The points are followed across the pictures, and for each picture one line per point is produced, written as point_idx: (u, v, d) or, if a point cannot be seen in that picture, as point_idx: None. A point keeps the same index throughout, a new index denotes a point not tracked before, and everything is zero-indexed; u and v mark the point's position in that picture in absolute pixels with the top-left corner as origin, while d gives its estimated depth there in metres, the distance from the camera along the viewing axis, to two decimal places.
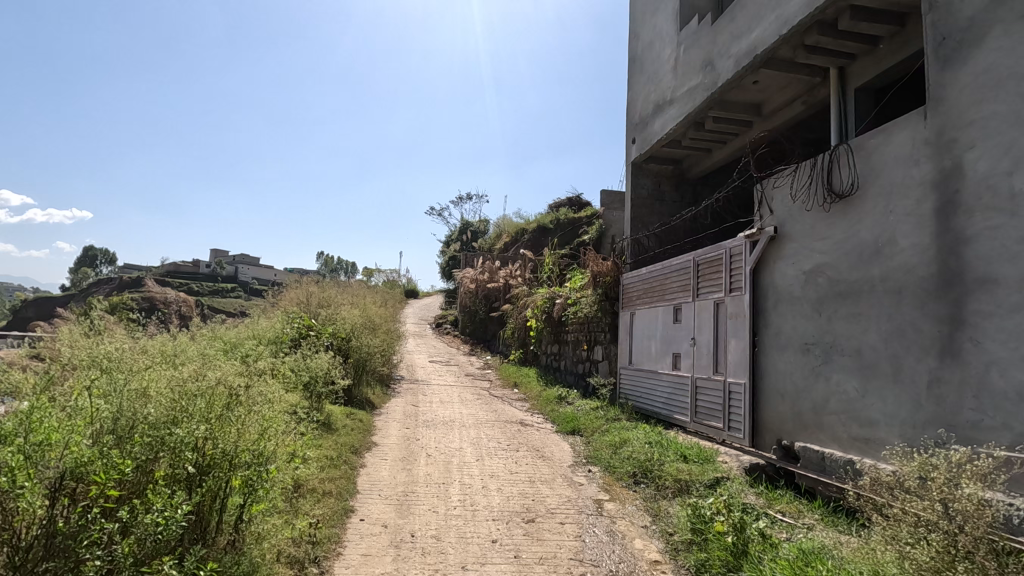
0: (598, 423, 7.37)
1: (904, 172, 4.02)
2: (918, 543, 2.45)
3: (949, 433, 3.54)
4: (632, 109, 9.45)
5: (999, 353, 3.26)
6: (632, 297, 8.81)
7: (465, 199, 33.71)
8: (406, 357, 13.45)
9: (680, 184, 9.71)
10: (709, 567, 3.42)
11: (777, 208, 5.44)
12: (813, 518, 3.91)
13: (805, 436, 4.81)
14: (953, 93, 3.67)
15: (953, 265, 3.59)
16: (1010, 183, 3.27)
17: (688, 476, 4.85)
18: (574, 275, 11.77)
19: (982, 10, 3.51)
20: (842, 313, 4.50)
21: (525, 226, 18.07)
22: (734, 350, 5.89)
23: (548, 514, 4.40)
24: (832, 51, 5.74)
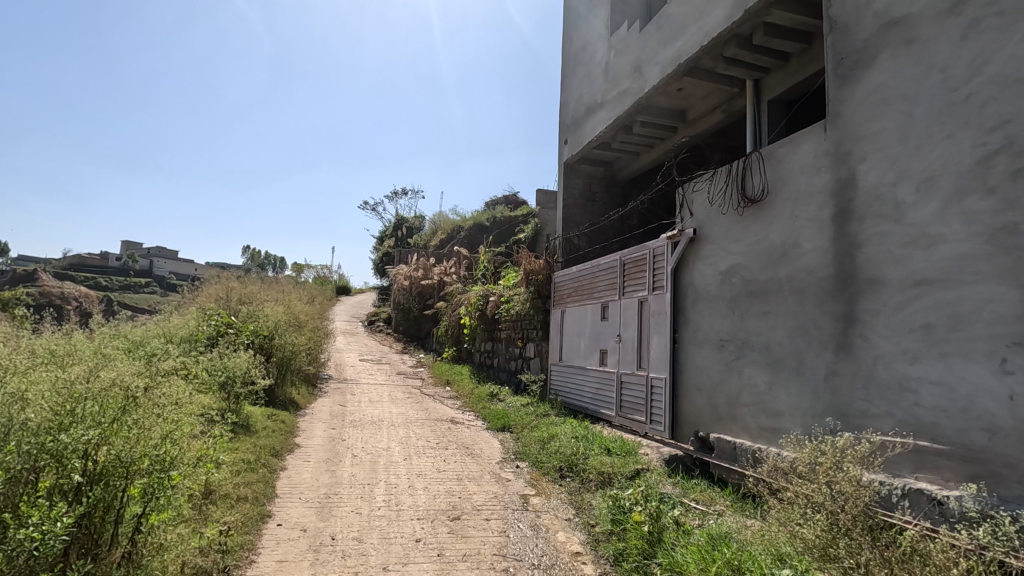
0: (528, 419, 7.46)
1: (808, 180, 4.33)
2: (807, 522, 2.65)
3: (842, 421, 3.85)
4: (565, 110, 9.61)
5: (885, 347, 3.58)
6: (562, 295, 8.98)
7: (402, 194, 33.18)
8: (335, 356, 13.04)
9: (610, 186, 9.99)
10: (626, 556, 3.54)
11: (697, 211, 5.71)
12: (723, 504, 4.14)
13: (719, 428, 5.08)
14: (850, 108, 3.99)
15: (848, 267, 3.90)
16: (895, 193, 3.60)
17: (611, 468, 5.02)
18: (508, 273, 11.85)
19: (873, 34, 3.83)
20: (753, 311, 4.79)
21: (461, 224, 17.98)
22: (657, 346, 6.13)
23: (474, 511, 4.40)
24: (749, 65, 6.09)
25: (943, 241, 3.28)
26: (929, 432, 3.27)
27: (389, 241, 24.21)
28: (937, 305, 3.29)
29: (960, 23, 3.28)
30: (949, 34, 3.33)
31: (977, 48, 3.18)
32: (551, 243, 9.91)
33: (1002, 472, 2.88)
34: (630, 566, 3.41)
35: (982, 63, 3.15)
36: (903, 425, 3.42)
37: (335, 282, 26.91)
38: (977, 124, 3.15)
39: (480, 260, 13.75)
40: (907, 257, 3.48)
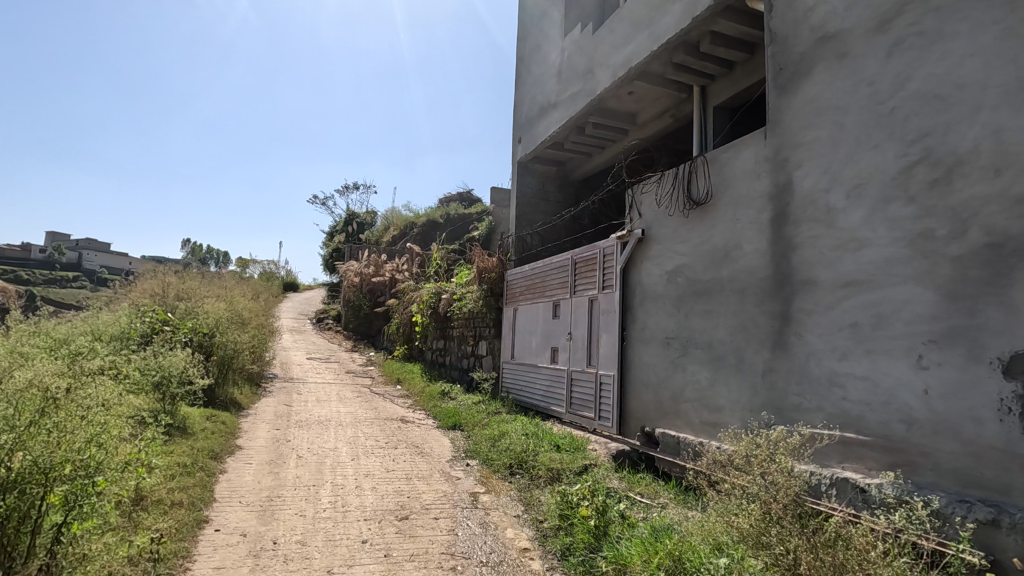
0: (479, 417, 7.46)
1: (748, 184, 4.52)
2: (742, 511, 2.78)
3: (778, 415, 4.04)
4: (519, 109, 9.65)
5: (817, 345, 3.78)
6: (515, 293, 9.01)
7: (353, 188, 32.46)
8: (281, 354, 12.63)
9: (563, 186, 10.10)
10: (573, 550, 3.59)
11: (645, 212, 5.85)
12: (667, 497, 4.28)
13: (664, 423, 5.23)
14: (787, 117, 4.18)
15: (784, 269, 4.10)
16: (827, 199, 3.80)
17: (559, 465, 5.09)
18: (461, 271, 11.79)
19: (810, 47, 4.04)
20: (697, 309, 4.96)
21: (414, 220, 17.75)
22: (606, 344, 6.25)
23: (422, 511, 4.36)
24: (696, 71, 6.28)
25: (870, 244, 3.49)
26: (854, 424, 3.48)
27: (339, 236, 23.61)
28: (863, 305, 3.50)
29: (886, 41, 3.49)
30: (877, 50, 3.55)
31: (901, 65, 3.39)
32: (504, 241, 9.93)
33: (918, 461, 3.10)
34: (576, 560, 3.47)
35: (905, 78, 3.37)
36: (832, 418, 3.62)
37: (282, 278, 26.03)
38: (900, 136, 3.37)
39: (432, 257, 13.62)
40: (838, 260, 3.68)
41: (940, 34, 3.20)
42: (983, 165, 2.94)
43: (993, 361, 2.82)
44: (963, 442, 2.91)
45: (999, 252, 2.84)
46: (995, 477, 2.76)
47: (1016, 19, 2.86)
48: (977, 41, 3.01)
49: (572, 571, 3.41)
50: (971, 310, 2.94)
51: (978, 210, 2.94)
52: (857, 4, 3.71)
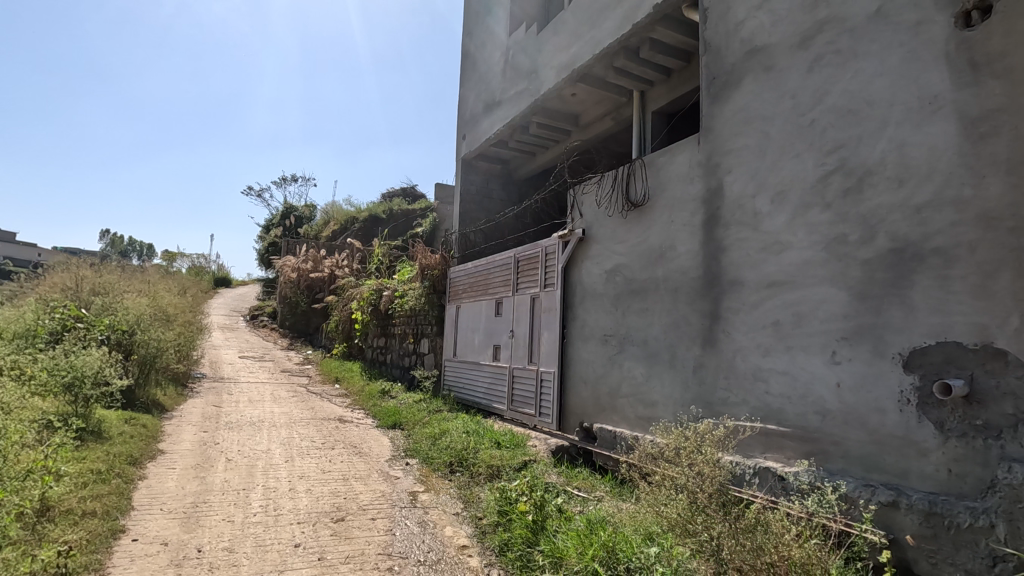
0: (420, 415, 7.38)
1: (683, 188, 4.70)
2: (670, 502, 2.90)
3: (707, 408, 4.23)
4: (463, 105, 9.60)
5: (743, 342, 3.99)
6: (457, 291, 8.98)
7: (291, 180, 31.27)
8: (210, 353, 12.00)
9: (507, 184, 10.15)
10: (511, 545, 3.62)
11: (586, 212, 5.97)
12: (602, 490, 4.40)
13: (602, 418, 5.37)
14: (719, 124, 4.38)
15: (714, 269, 4.29)
16: (754, 204, 4.01)
17: (500, 461, 5.13)
18: (403, 268, 11.61)
19: (740, 59, 4.24)
20: (634, 308, 5.11)
21: (355, 215, 17.29)
22: (547, 341, 6.34)
23: (359, 512, 4.27)
24: (636, 77, 6.47)
25: (791, 248, 3.72)
26: (775, 416, 3.70)
27: (275, 229, 22.66)
28: (784, 304, 3.72)
29: (808, 57, 3.72)
30: (799, 65, 3.78)
31: (820, 80, 3.63)
32: (447, 238, 9.86)
33: (830, 449, 3.34)
34: (514, 555, 3.50)
35: (823, 93, 3.60)
36: (756, 411, 3.83)
37: (212, 274, 24.71)
38: (818, 146, 3.60)
39: (374, 253, 13.33)
40: (762, 262, 3.90)
41: (854, 53, 3.44)
42: (889, 176, 3.19)
43: (896, 356, 3.08)
44: (869, 431, 3.16)
45: (901, 256, 3.09)
46: (896, 462, 3.02)
47: (918, 43, 3.13)
48: (885, 61, 3.27)
49: (509, 567, 3.44)
50: (878, 310, 3.19)
51: (885, 217, 3.20)
52: (782, 20, 3.93)
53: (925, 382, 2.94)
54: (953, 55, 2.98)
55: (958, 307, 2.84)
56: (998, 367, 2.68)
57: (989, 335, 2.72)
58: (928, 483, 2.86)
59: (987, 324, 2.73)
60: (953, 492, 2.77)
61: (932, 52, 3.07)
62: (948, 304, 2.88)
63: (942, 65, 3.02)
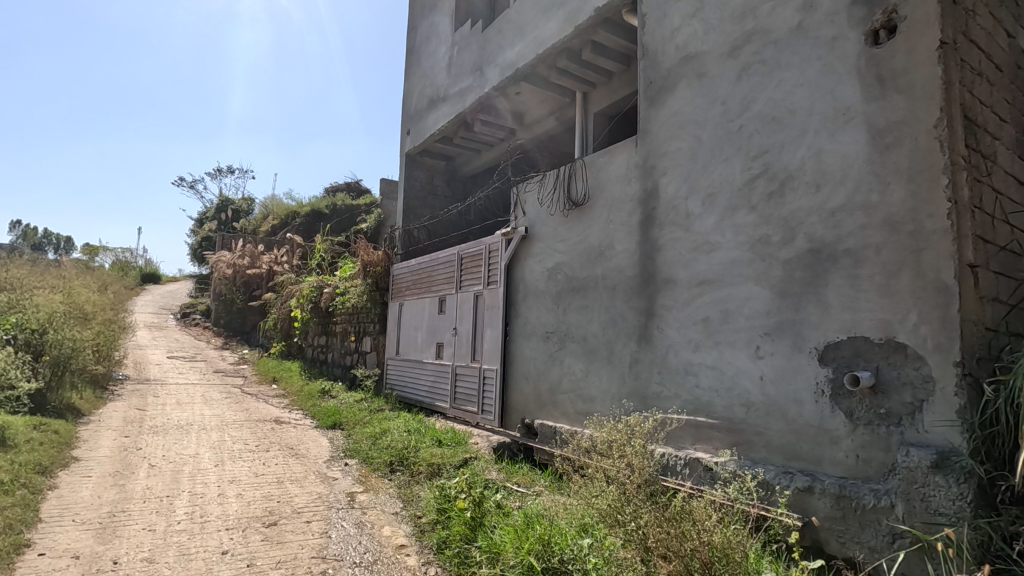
0: (361, 415, 7.23)
1: (621, 188, 4.82)
2: (603, 495, 2.98)
3: (641, 403, 4.37)
4: (407, 100, 9.47)
5: (675, 338, 4.15)
6: (401, 288, 8.85)
7: (225, 171, 29.94)
8: (134, 353, 11.29)
9: (452, 181, 10.11)
10: (448, 543, 3.61)
11: (528, 211, 6.01)
12: (541, 485, 4.47)
13: (543, 414, 5.45)
14: (655, 127, 4.53)
15: (649, 268, 4.44)
16: (686, 206, 4.17)
17: (440, 459, 5.12)
18: (345, 264, 11.33)
19: (675, 65, 4.40)
20: (574, 305, 5.20)
21: (296, 210, 16.73)
22: (489, 339, 6.36)
23: (293, 515, 4.14)
24: (578, 78, 6.58)
25: (720, 248, 3.89)
26: (704, 409, 3.86)
27: (209, 223, 21.60)
28: (713, 301, 3.90)
29: (736, 65, 3.90)
30: (729, 73, 3.95)
31: (747, 88, 3.82)
32: (390, 234, 9.70)
33: (753, 439, 3.52)
34: (452, 553, 3.49)
35: (750, 101, 3.79)
36: (687, 404, 3.99)
37: (138, 268, 23.31)
38: (745, 151, 3.78)
39: (315, 249, 12.96)
40: (694, 261, 4.06)
41: (777, 64, 3.64)
42: (807, 182, 3.40)
43: (812, 351, 3.28)
44: (788, 421, 3.35)
45: (818, 257, 3.30)
46: (811, 450, 3.22)
47: (833, 57, 3.34)
48: (804, 73, 3.48)
49: (447, 564, 3.43)
50: (796, 307, 3.39)
51: (803, 219, 3.40)
52: (713, 29, 4.11)
53: (837, 374, 3.15)
54: (863, 70, 3.20)
55: (866, 304, 3.06)
56: (899, 359, 2.91)
57: (892, 330, 2.95)
58: (839, 468, 3.08)
59: (890, 320, 2.96)
60: (860, 476, 2.98)
61: (845, 66, 3.28)
62: (857, 302, 3.10)
63: (853, 79, 3.24)
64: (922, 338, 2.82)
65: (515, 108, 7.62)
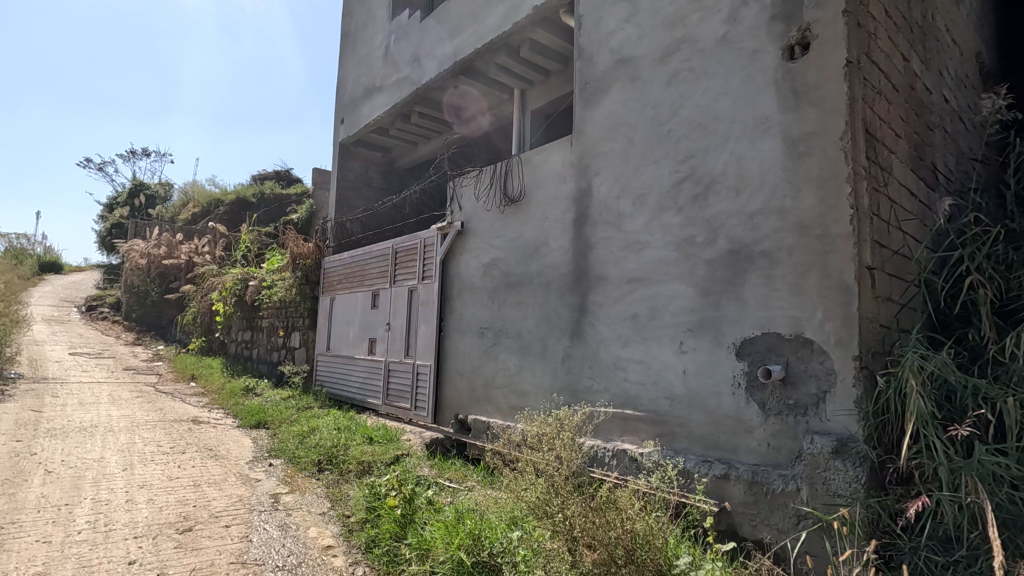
0: (287, 414, 6.95)
1: (556, 186, 4.89)
2: (534, 488, 3.03)
3: (573, 397, 4.47)
4: (342, 88, 9.17)
5: (606, 333, 4.27)
6: (332, 282, 8.58)
7: (140, 153, 27.82)
8: (31, 349, 10.29)
9: (388, 173, 9.89)
10: (377, 542, 3.55)
11: (464, 206, 5.98)
12: (473, 479, 4.48)
13: (477, 410, 5.45)
14: (590, 127, 4.62)
15: (582, 265, 4.53)
16: (618, 205, 4.29)
17: (371, 457, 5.02)
18: (273, 256, 10.84)
19: (609, 68, 4.50)
20: (509, 300, 5.23)
21: (220, 198, 15.81)
22: (424, 334, 6.28)
23: (211, 520, 3.92)
24: (516, 75, 6.61)
25: (649, 247, 4.03)
26: (631, 402, 4.00)
27: (120, 209, 20.00)
28: (641, 299, 4.04)
29: (666, 71, 4.05)
30: (659, 78, 4.10)
31: (676, 93, 3.97)
32: (322, 226, 9.36)
33: (676, 430, 3.68)
34: (381, 551, 3.43)
35: (678, 106, 3.95)
36: (616, 397, 4.12)
37: (35, 257, 21.23)
38: (674, 155, 3.94)
39: (241, 240, 12.31)
40: (625, 259, 4.19)
41: (704, 72, 3.81)
42: (729, 186, 3.58)
43: (730, 345, 3.47)
44: (708, 412, 3.53)
45: (737, 257, 3.50)
46: (728, 439, 3.41)
47: (754, 69, 3.54)
48: (728, 82, 3.67)
49: (375, 563, 3.37)
50: (717, 304, 3.57)
51: (725, 222, 3.59)
52: (646, 35, 4.24)
53: (752, 367, 3.35)
54: (780, 83, 3.41)
55: (778, 302, 3.27)
56: (806, 353, 3.13)
57: (801, 327, 3.17)
58: (753, 456, 3.28)
59: (799, 317, 3.18)
60: (770, 462, 3.19)
61: (764, 78, 3.49)
62: (771, 300, 3.31)
63: (771, 90, 3.45)
64: (826, 334, 3.06)
65: (454, 102, 7.55)
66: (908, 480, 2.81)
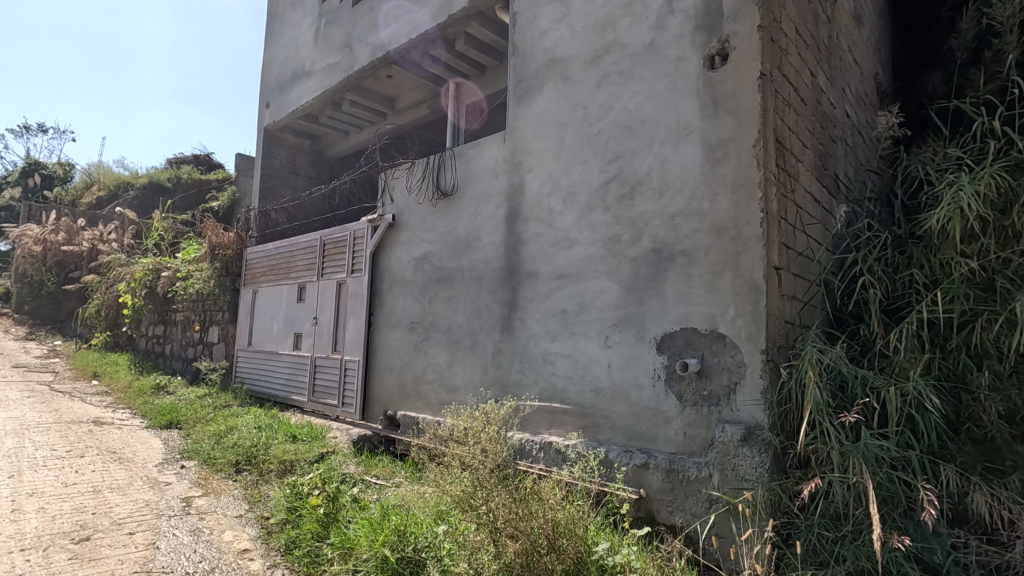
0: (203, 412, 6.56)
1: (488, 181, 4.91)
2: (460, 483, 3.04)
3: (502, 391, 4.51)
4: (267, 69, 8.72)
5: (535, 328, 4.33)
6: (255, 274, 8.18)
7: (34, 129, 25.21)
8: None
9: (317, 162, 9.55)
10: (298, 543, 3.43)
11: (396, 198, 5.87)
12: (401, 475, 4.43)
13: (406, 406, 5.38)
14: (522, 124, 4.66)
15: (513, 260, 4.57)
16: (549, 203, 4.36)
17: (293, 456, 4.84)
18: (189, 246, 10.18)
19: (542, 66, 4.56)
20: (440, 295, 5.20)
21: (130, 181, 14.66)
22: (352, 329, 6.12)
23: (112, 528, 3.64)
24: (451, 69, 6.55)
25: (578, 244, 4.13)
26: (559, 395, 4.09)
27: (10, 190, 18.07)
28: (569, 294, 4.13)
29: (597, 73, 4.15)
30: (590, 79, 4.19)
31: (605, 95, 4.08)
32: (244, 215, 8.88)
33: (600, 422, 3.81)
34: (301, 552, 3.32)
35: (607, 108, 4.06)
36: (544, 391, 4.20)
37: None
38: (602, 155, 4.05)
39: (153, 227, 11.46)
40: (554, 256, 4.27)
41: (632, 76, 3.94)
42: (653, 187, 3.73)
43: (652, 340, 3.63)
44: (630, 404, 3.67)
45: (659, 255, 3.65)
46: (648, 429, 3.56)
47: (678, 76, 3.70)
48: (654, 88, 3.81)
49: (295, 565, 3.26)
50: (640, 300, 3.71)
51: (648, 222, 3.73)
52: (578, 36, 4.33)
53: (671, 361, 3.52)
54: (701, 91, 3.59)
55: (696, 299, 3.45)
56: (720, 347, 3.32)
57: (715, 322, 3.36)
58: (670, 445, 3.44)
59: (714, 313, 3.36)
60: (686, 451, 3.37)
61: (687, 85, 3.66)
62: (689, 297, 3.49)
63: (693, 97, 3.62)
64: (737, 329, 3.26)
65: (387, 91, 7.38)
66: (806, 464, 3.05)
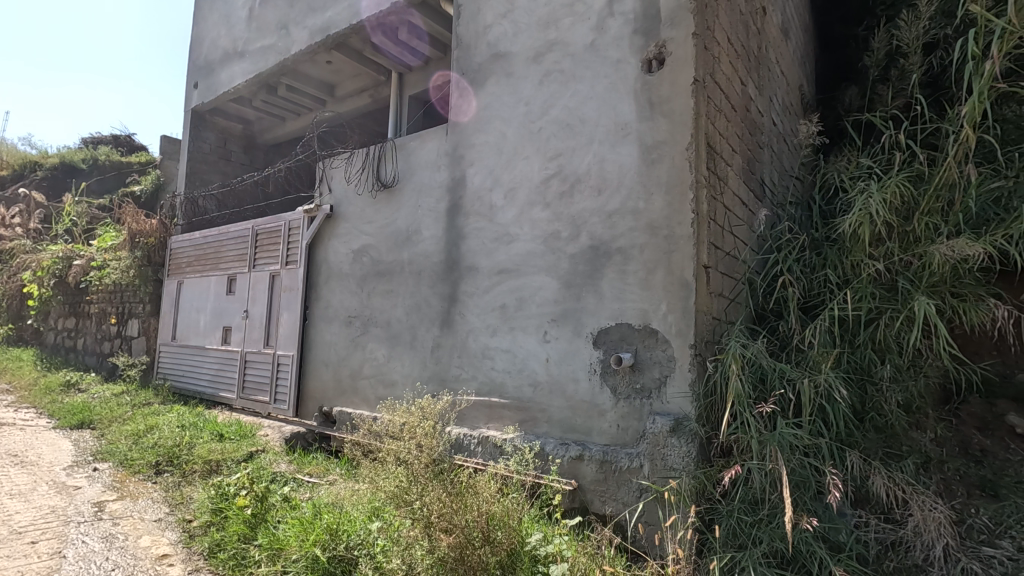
0: (120, 411, 6.14)
1: (430, 174, 4.85)
2: (394, 478, 3.00)
3: (441, 386, 4.48)
4: (196, 47, 8.23)
5: (475, 323, 4.33)
6: (180, 264, 7.72)
7: None
8: None
9: (251, 147, 9.12)
10: (223, 546, 3.28)
11: (334, 188, 5.70)
12: (335, 473, 4.32)
13: (342, 401, 5.25)
14: (465, 117, 4.64)
15: (454, 254, 4.55)
16: (491, 198, 4.37)
17: (219, 455, 4.62)
18: (105, 232, 9.47)
19: (486, 60, 4.55)
20: (378, 289, 5.10)
21: (38, 161, 13.45)
22: (286, 323, 5.91)
23: (11, 537, 3.35)
24: (393, 58, 6.41)
25: (518, 239, 4.15)
26: (497, 389, 4.12)
27: None
28: (509, 290, 4.16)
29: (539, 70, 4.19)
30: (532, 77, 4.22)
31: (547, 93, 4.12)
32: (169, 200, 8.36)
33: (538, 416, 3.86)
34: (226, 555, 3.18)
35: (549, 105, 4.10)
36: (482, 385, 4.21)
37: None
38: (543, 152, 4.09)
39: (64, 211, 10.58)
40: (495, 251, 4.28)
41: (573, 75, 4.00)
42: (592, 186, 3.81)
43: (588, 335, 3.71)
44: (567, 398, 3.75)
45: (597, 252, 3.74)
46: (584, 422, 3.65)
47: (617, 78, 3.79)
48: (594, 88, 3.89)
49: (219, 568, 3.12)
50: (578, 296, 3.79)
51: (587, 219, 3.81)
52: (522, 32, 4.34)
53: (606, 355, 3.61)
54: (638, 93, 3.69)
55: (630, 296, 3.56)
56: (652, 342, 3.45)
57: (648, 318, 3.48)
58: (604, 437, 3.54)
59: (647, 309, 3.48)
60: (619, 442, 3.48)
61: (625, 87, 3.75)
62: (624, 294, 3.59)
63: (631, 99, 3.72)
64: (668, 325, 3.39)
65: (326, 76, 7.13)
66: (728, 452, 3.22)
